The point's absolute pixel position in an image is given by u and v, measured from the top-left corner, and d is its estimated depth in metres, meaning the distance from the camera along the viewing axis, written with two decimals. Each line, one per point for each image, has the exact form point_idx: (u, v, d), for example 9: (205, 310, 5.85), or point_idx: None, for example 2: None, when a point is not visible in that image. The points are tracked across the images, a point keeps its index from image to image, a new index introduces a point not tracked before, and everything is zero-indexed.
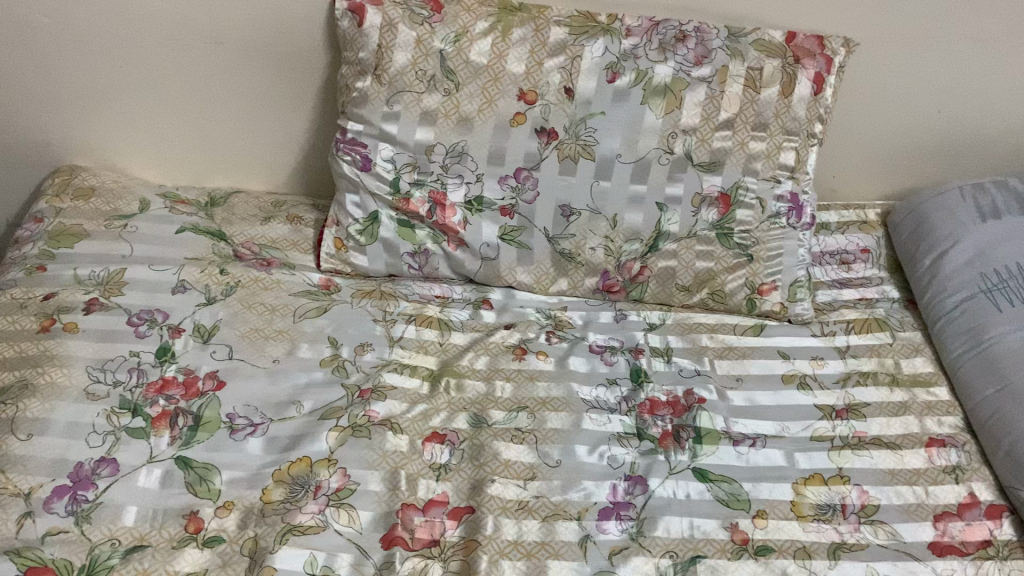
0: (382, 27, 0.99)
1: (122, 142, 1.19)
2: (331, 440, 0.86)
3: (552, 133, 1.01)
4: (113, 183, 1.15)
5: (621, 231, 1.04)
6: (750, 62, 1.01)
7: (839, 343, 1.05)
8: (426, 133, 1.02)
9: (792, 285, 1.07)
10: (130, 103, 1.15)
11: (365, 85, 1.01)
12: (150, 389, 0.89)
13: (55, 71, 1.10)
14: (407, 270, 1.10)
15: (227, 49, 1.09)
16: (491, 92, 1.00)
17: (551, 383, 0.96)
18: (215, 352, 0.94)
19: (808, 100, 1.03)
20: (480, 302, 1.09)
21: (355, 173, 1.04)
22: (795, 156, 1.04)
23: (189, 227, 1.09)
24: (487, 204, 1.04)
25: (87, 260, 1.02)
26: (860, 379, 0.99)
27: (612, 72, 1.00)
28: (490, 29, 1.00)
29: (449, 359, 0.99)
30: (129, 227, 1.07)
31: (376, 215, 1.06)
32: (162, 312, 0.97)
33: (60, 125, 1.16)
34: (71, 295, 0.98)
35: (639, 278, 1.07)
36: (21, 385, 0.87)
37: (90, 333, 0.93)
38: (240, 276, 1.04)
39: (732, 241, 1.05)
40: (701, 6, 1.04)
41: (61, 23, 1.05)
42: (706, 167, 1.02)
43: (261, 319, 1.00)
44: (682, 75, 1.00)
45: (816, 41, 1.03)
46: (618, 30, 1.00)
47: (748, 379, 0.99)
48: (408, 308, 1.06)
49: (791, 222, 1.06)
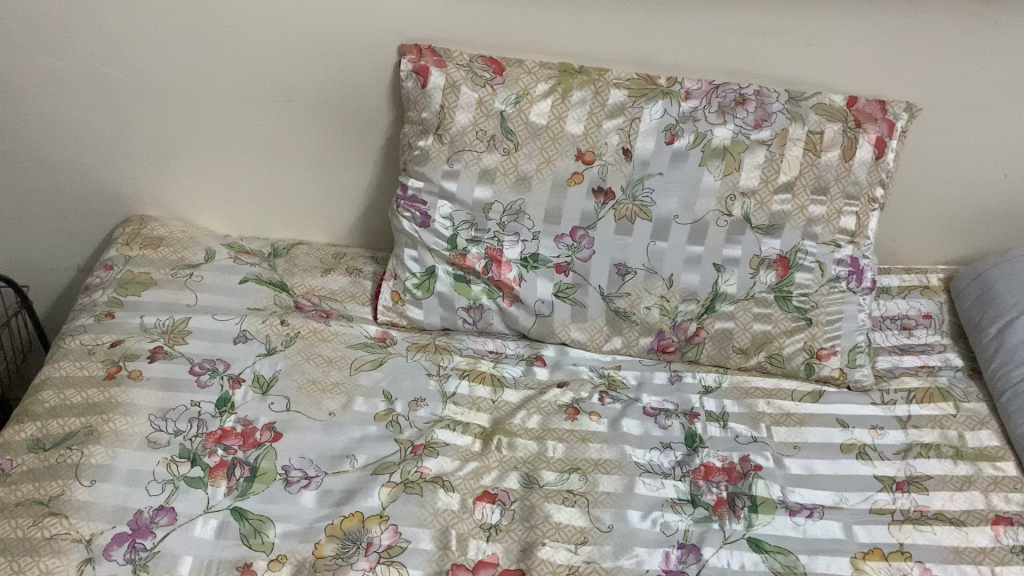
0: (444, 88, 1.02)
1: (191, 195, 1.23)
2: (384, 496, 0.86)
3: (609, 193, 1.03)
4: (180, 233, 1.18)
5: (677, 291, 1.04)
6: (811, 125, 1.02)
7: (901, 412, 1.00)
8: (485, 191, 1.04)
9: (852, 350, 1.04)
10: (201, 156, 1.18)
11: (427, 144, 1.04)
12: (208, 439, 0.91)
13: (131, 126, 1.15)
14: (461, 325, 1.09)
15: (295, 106, 1.12)
16: (550, 152, 1.03)
17: (603, 445, 0.95)
18: (273, 403, 0.95)
19: (869, 164, 1.03)
20: (533, 359, 1.08)
21: (414, 229, 1.06)
22: (856, 221, 1.04)
23: (252, 277, 1.12)
24: (543, 261, 1.05)
25: (154, 308, 1.05)
26: (921, 451, 0.95)
27: (671, 134, 1.01)
28: (550, 91, 1.02)
29: (501, 417, 0.98)
30: (194, 276, 1.10)
31: (433, 270, 1.07)
32: (223, 362, 0.99)
33: (133, 179, 1.21)
34: (136, 343, 1.01)
35: (695, 339, 1.06)
36: (86, 432, 0.90)
37: (154, 380, 0.96)
38: (300, 327, 1.05)
39: (791, 305, 1.03)
40: (762, 70, 1.05)
41: (139, 80, 1.10)
42: (765, 230, 1.03)
43: (318, 370, 1.00)
44: (742, 138, 1.01)
45: (878, 105, 1.04)
46: (678, 93, 1.02)
47: (805, 447, 0.95)
48: (462, 362, 1.05)
49: (851, 286, 1.05)
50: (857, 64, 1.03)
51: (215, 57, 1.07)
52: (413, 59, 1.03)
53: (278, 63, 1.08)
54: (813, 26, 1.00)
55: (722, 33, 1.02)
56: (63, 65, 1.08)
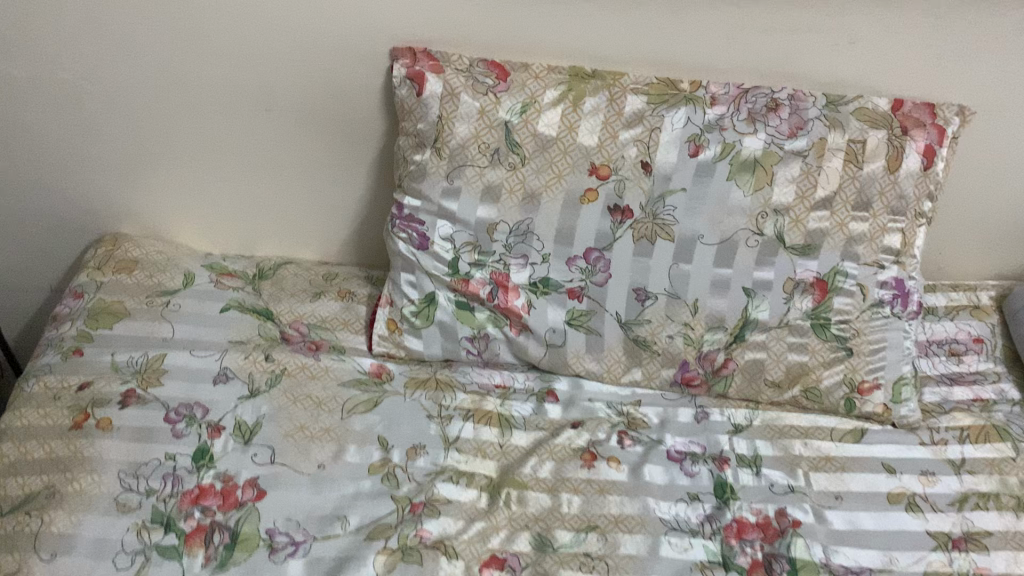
0: (442, 96, 0.91)
1: (168, 212, 1.13)
2: (379, 564, 0.76)
3: (627, 211, 0.93)
4: (156, 254, 1.07)
5: (702, 318, 0.94)
6: (852, 134, 0.91)
7: (954, 454, 0.89)
8: (488, 211, 0.94)
9: (897, 382, 0.94)
10: (177, 170, 1.08)
11: (424, 158, 0.94)
12: (184, 499, 0.81)
13: (99, 139, 1.04)
14: (465, 356, 1.00)
15: (278, 115, 1.01)
16: (560, 166, 0.92)
17: (624, 498, 0.85)
18: (256, 455, 0.86)
19: (917, 175, 0.93)
20: (545, 394, 0.98)
21: (411, 251, 0.96)
22: (902, 238, 0.94)
23: (234, 305, 1.02)
24: (554, 286, 0.95)
25: (126, 343, 0.95)
26: (979, 502, 0.85)
27: (695, 145, 0.91)
28: (561, 98, 0.92)
29: (510, 465, 0.89)
30: (171, 304, 1.00)
31: (433, 297, 0.97)
32: (202, 407, 0.90)
33: (105, 195, 1.10)
34: (107, 386, 0.91)
35: (723, 371, 0.96)
36: (48, 494, 0.81)
37: (125, 431, 0.87)
38: (287, 363, 0.96)
39: (830, 333, 0.93)
40: (797, 71, 0.93)
41: (105, 88, 0.99)
42: (800, 250, 0.92)
43: (307, 415, 0.91)
44: (774, 148, 0.91)
45: (927, 109, 0.93)
46: (702, 99, 0.92)
47: (848, 498, 0.86)
48: (466, 400, 0.95)
49: (896, 310, 0.94)
50: (904, 63, 0.92)
51: (188, 62, 0.97)
52: (405, 64, 0.92)
53: (258, 68, 0.97)
54: (855, 22, 0.89)
55: (753, 32, 0.90)
56: (21, 72, 0.98)
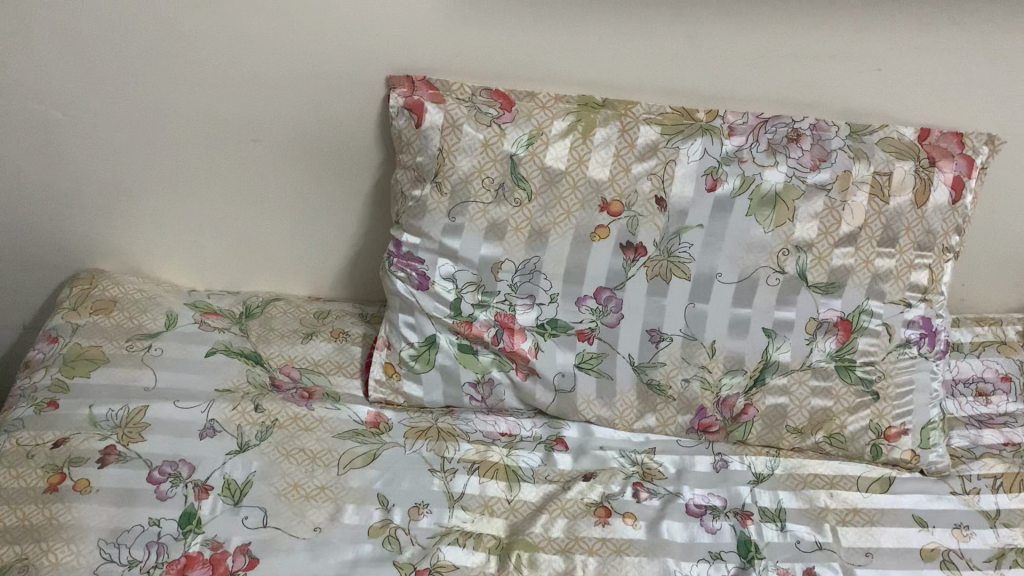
0: (443, 128, 0.85)
1: (148, 246, 1.06)
2: None
3: (640, 248, 0.87)
4: (137, 292, 1.01)
5: (721, 360, 0.89)
6: (877, 165, 0.85)
7: (987, 505, 0.86)
8: (493, 249, 0.88)
9: (925, 428, 0.89)
10: (157, 202, 1.01)
11: (423, 194, 0.87)
12: (171, 570, 0.75)
13: (74, 171, 0.98)
14: (467, 402, 0.94)
15: (265, 146, 0.95)
16: (569, 202, 0.87)
17: (642, 559, 0.80)
18: (247, 518, 0.80)
19: (945, 209, 0.86)
20: (553, 442, 0.93)
21: (410, 292, 0.90)
22: (929, 274, 0.88)
23: (221, 348, 0.96)
24: (563, 327, 0.89)
25: (105, 394, 0.89)
26: (1018, 559, 0.81)
27: (712, 179, 0.85)
28: (569, 129, 0.86)
29: (520, 523, 0.83)
30: (153, 349, 0.94)
31: (434, 340, 0.91)
32: (188, 465, 0.83)
33: (81, 228, 1.04)
34: (84, 442, 0.84)
35: (743, 417, 0.91)
36: (20, 567, 0.74)
37: (105, 493, 0.80)
38: (278, 413, 0.90)
39: (855, 376, 0.88)
40: (819, 100, 0.88)
41: (79, 119, 0.93)
42: (823, 289, 0.87)
43: (301, 471, 0.85)
44: (796, 182, 0.85)
45: (955, 138, 0.87)
46: (719, 129, 0.86)
47: (879, 554, 0.81)
48: (470, 451, 0.90)
49: (923, 350, 0.89)
50: (932, 90, 0.87)
51: (168, 90, 0.90)
52: (404, 93, 0.86)
53: (244, 96, 0.90)
54: (883, 49, 0.84)
55: (775, 59, 0.85)
56: None
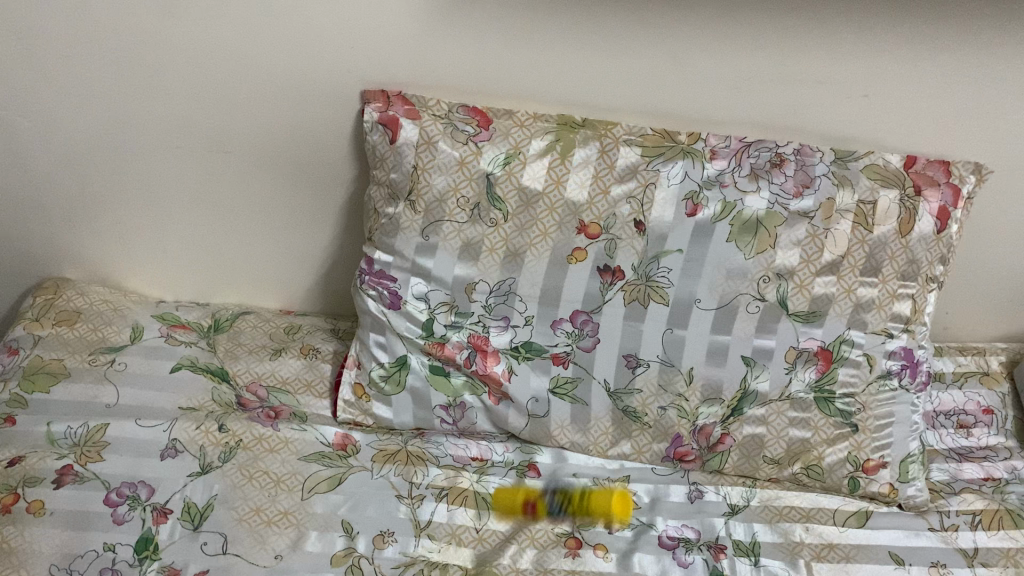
0: (418, 144, 0.83)
1: (117, 254, 1.04)
2: None
3: (618, 272, 0.85)
4: (102, 303, 0.98)
5: (698, 388, 0.87)
6: (862, 194, 0.83)
7: (965, 543, 0.85)
8: (467, 269, 0.86)
9: (904, 460, 0.88)
10: (126, 211, 0.99)
11: (397, 212, 0.85)
12: None
13: (38, 177, 0.95)
14: (438, 425, 0.92)
15: (237, 158, 0.92)
16: (546, 224, 0.84)
17: None
18: (206, 544, 0.78)
19: (930, 239, 0.84)
20: (526, 468, 0.91)
21: (381, 310, 0.88)
22: (912, 305, 0.86)
23: (187, 364, 0.93)
24: (537, 350, 0.87)
25: (64, 410, 0.86)
26: None
27: (693, 204, 0.82)
28: (547, 149, 0.83)
29: (488, 553, 0.81)
30: (116, 364, 0.91)
31: (404, 361, 0.89)
32: (147, 487, 0.81)
33: (47, 235, 1.01)
34: (40, 461, 0.82)
35: (719, 447, 0.89)
36: None
37: (60, 515, 0.78)
38: (242, 434, 0.87)
39: (834, 408, 0.86)
40: (804, 124, 0.86)
41: (43, 125, 0.90)
42: (804, 317, 0.85)
43: (264, 496, 0.82)
44: (779, 209, 0.82)
45: (942, 167, 0.85)
46: (701, 152, 0.83)
47: None
48: (439, 476, 0.88)
49: (904, 382, 0.87)
50: (920, 117, 0.85)
51: (136, 99, 0.87)
52: (379, 108, 0.84)
53: (213, 106, 0.88)
54: (871, 73, 0.82)
55: (759, 83, 0.83)
56: None
